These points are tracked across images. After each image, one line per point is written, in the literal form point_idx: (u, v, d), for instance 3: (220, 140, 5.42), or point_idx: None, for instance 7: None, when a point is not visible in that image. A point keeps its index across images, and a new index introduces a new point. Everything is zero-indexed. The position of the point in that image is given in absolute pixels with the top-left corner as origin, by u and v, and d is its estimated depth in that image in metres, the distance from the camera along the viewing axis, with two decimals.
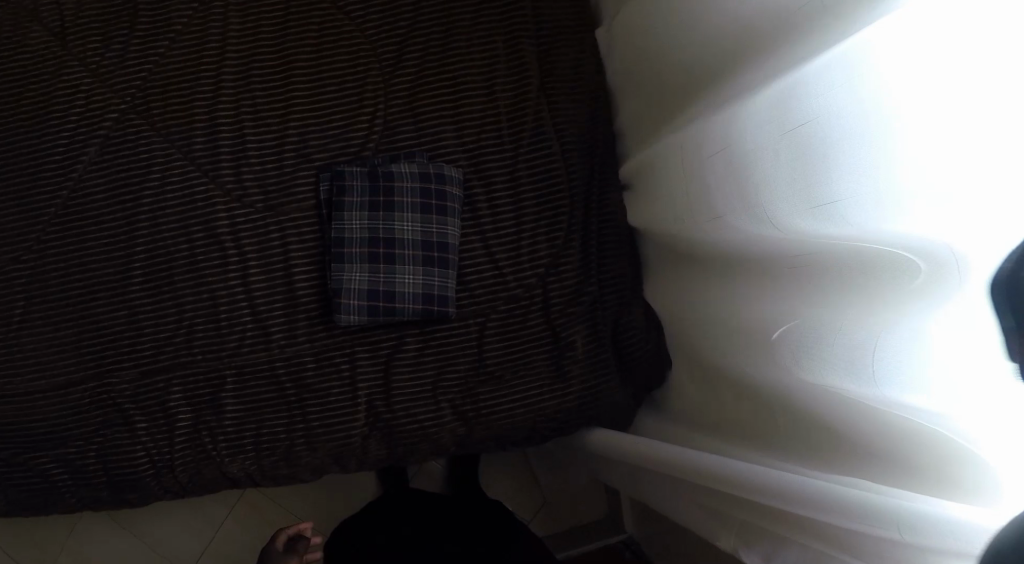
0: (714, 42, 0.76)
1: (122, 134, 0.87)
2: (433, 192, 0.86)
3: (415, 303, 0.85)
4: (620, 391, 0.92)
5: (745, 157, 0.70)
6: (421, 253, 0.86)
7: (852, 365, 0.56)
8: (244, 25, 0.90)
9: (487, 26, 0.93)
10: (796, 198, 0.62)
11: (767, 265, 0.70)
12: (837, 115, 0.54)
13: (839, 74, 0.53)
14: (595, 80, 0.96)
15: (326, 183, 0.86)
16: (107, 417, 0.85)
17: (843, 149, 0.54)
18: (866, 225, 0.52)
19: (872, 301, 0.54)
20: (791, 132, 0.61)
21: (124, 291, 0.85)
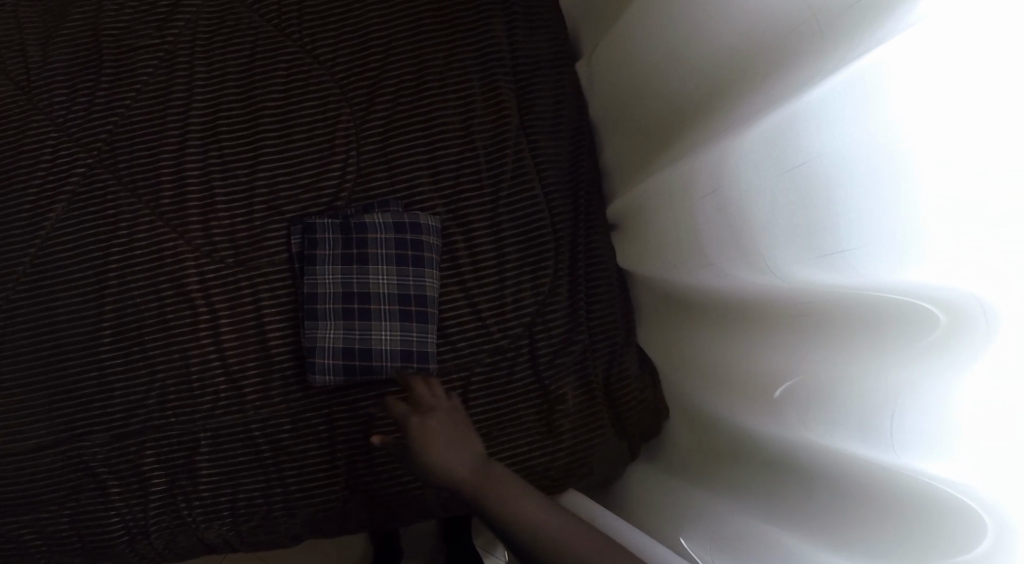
0: (702, 72, 0.71)
1: (89, 188, 0.85)
2: (409, 243, 0.83)
3: (393, 359, 0.81)
4: (613, 445, 0.88)
5: (731, 200, 0.65)
6: (398, 306, 0.83)
7: (859, 423, 0.53)
8: (210, 74, 0.89)
9: (461, 64, 0.89)
10: (794, 243, 0.57)
11: (762, 314, 0.66)
12: (842, 150, 0.50)
13: (844, 104, 0.50)
14: (576, 115, 0.92)
15: (298, 236, 0.84)
16: (78, 484, 0.82)
17: (851, 189, 0.50)
18: (878, 274, 0.49)
19: (878, 353, 0.52)
20: (787, 170, 0.57)
21: (94, 351, 0.83)
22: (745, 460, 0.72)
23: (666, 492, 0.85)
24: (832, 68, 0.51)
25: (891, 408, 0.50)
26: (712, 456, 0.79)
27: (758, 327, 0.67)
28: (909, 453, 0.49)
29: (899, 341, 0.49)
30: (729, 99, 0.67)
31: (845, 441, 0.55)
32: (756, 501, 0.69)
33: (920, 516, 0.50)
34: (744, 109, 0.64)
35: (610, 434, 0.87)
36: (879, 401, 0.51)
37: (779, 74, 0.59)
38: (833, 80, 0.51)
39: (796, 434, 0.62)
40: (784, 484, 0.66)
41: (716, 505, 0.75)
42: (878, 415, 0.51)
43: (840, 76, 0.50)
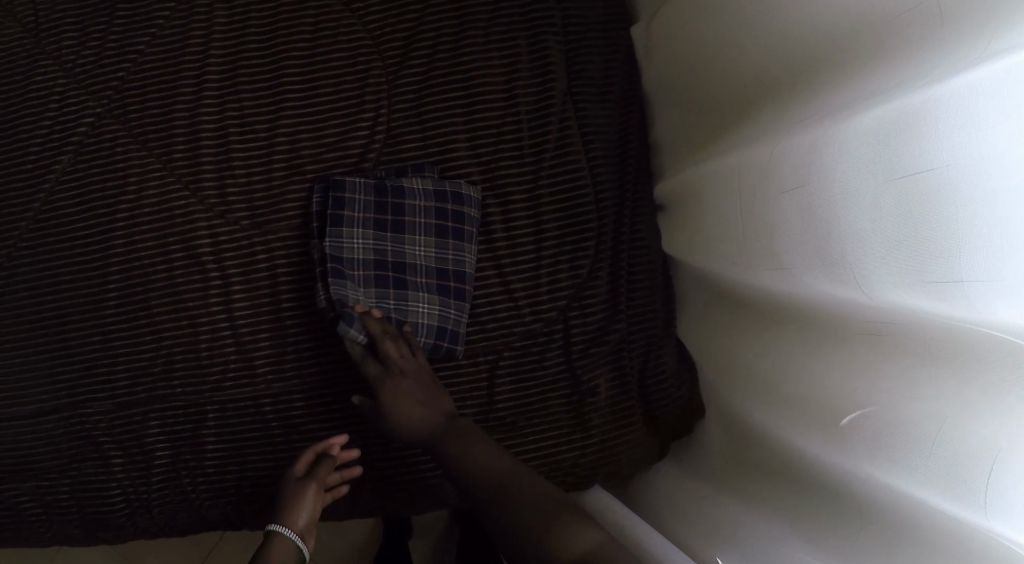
0: (786, 47, 0.64)
1: (97, 139, 0.80)
2: (450, 214, 0.77)
3: (428, 335, 0.76)
4: (645, 442, 0.82)
5: (810, 201, 0.59)
6: (436, 281, 0.77)
7: (953, 467, 0.50)
8: (231, 21, 0.83)
9: (505, 20, 0.81)
10: (889, 260, 0.52)
11: (832, 329, 0.60)
12: (970, 164, 0.44)
13: (982, 109, 0.44)
14: (626, 83, 0.84)
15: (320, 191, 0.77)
16: (77, 452, 0.77)
17: (975, 211, 0.45)
18: (993, 311, 0.45)
19: (981, 394, 0.48)
20: (891, 177, 0.50)
21: (98, 313, 0.78)
22: (789, 480, 0.68)
23: (698, 503, 0.79)
24: (963, 65, 0.45)
25: (995, 455, 0.47)
26: (750, 470, 0.73)
27: (826, 343, 0.62)
28: (1006, 507, 0.46)
29: (1009, 386, 0.45)
30: (820, 81, 0.60)
31: (931, 480, 0.52)
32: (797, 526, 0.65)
33: None
34: (840, 96, 0.57)
35: (643, 429, 0.81)
36: (981, 447, 0.48)
37: (886, 59, 0.53)
38: (971, 79, 0.44)
39: (863, 465, 0.57)
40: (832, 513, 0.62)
41: (755, 525, 0.70)
42: (977, 460, 0.48)
43: (980, 76, 0.44)
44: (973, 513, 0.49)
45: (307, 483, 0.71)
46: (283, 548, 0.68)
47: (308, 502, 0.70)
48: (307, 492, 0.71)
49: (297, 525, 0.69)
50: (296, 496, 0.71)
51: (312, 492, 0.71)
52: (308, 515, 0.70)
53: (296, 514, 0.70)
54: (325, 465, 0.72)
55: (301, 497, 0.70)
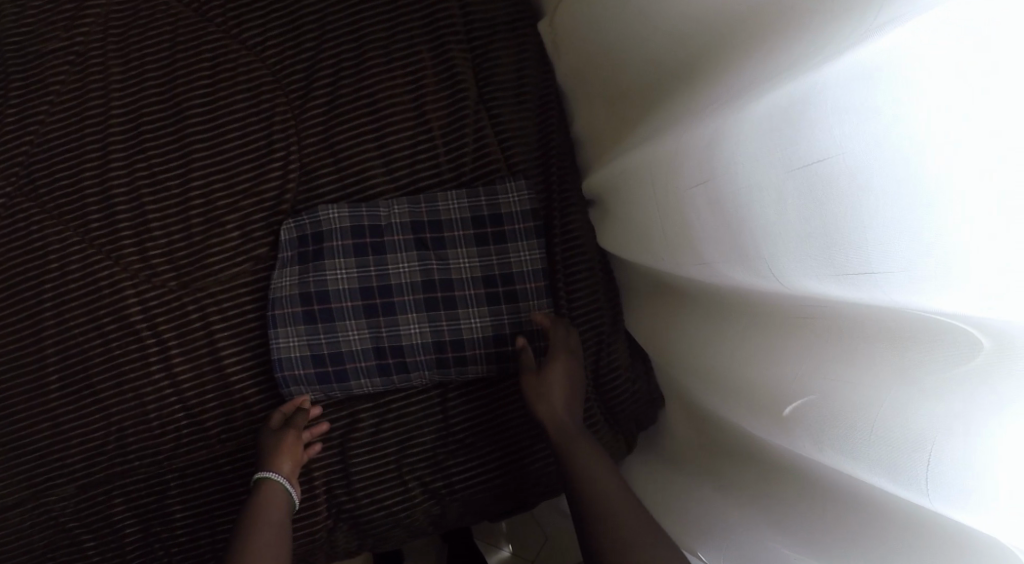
0: (686, 31, 0.62)
1: (11, 220, 0.78)
2: (490, 236, 0.77)
3: (484, 348, 0.76)
4: (609, 443, 0.81)
5: (722, 196, 0.57)
6: (485, 289, 0.77)
7: (889, 450, 0.49)
8: (127, 77, 0.80)
9: (406, 35, 0.79)
10: (800, 251, 0.50)
11: (772, 317, 0.60)
12: (859, 148, 0.43)
13: (866, 89, 0.41)
14: (539, 79, 0.81)
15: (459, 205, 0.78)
16: (47, 541, 0.76)
17: (872, 198, 0.43)
18: (904, 298, 0.44)
19: (908, 373, 0.48)
20: (792, 165, 0.49)
21: (42, 398, 0.76)
22: (756, 466, 0.68)
23: (676, 494, 0.79)
24: (848, 49, 0.43)
25: (931, 436, 0.46)
26: (717, 459, 0.73)
27: (766, 330, 0.61)
28: (943, 486, 0.46)
29: (934, 362, 0.46)
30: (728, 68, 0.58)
31: (870, 464, 0.51)
32: (764, 507, 0.66)
33: (958, 538, 0.48)
34: (744, 84, 0.55)
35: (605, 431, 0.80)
36: (913, 430, 0.47)
37: (786, 45, 0.51)
38: (851, 59, 0.42)
39: (813, 451, 0.57)
40: (794, 491, 0.63)
41: (731, 515, 0.70)
42: (912, 443, 0.48)
43: (858, 55, 0.42)
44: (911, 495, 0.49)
45: (286, 434, 0.72)
46: (271, 493, 0.69)
47: (289, 451, 0.72)
48: (286, 443, 0.72)
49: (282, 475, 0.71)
50: (277, 449, 0.71)
51: (291, 443, 0.72)
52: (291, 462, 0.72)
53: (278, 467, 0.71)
54: (302, 417, 0.73)
55: (281, 449, 0.71)
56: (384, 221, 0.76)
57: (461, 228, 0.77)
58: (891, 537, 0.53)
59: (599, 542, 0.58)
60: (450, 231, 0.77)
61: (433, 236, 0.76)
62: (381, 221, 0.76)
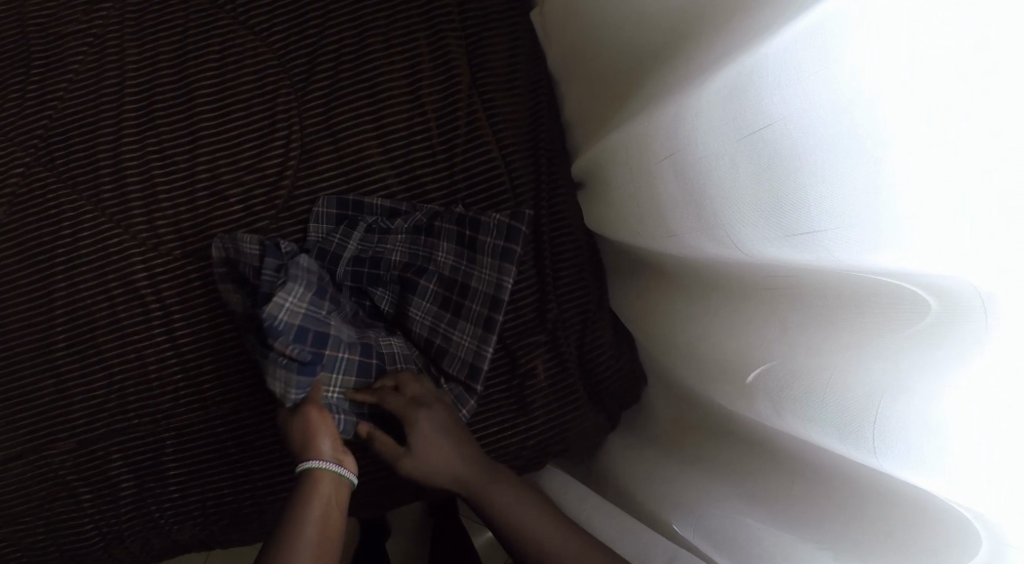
0: (664, 14, 0.64)
1: (28, 189, 0.83)
2: (467, 241, 0.78)
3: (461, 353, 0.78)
4: (592, 418, 0.83)
5: (694, 167, 0.59)
6: (443, 290, 0.80)
7: (842, 418, 0.50)
8: (142, 57, 0.85)
9: (404, 21, 0.82)
10: (758, 217, 0.53)
11: (754, 292, 0.61)
12: (805, 114, 0.45)
13: (810, 59, 0.44)
14: (532, 67, 0.84)
15: (295, 301, 0.68)
16: (49, 493, 0.80)
17: (816, 161, 0.45)
18: (847, 257, 0.46)
19: (862, 338, 0.49)
20: (750, 135, 0.51)
21: (49, 357, 0.81)
22: (739, 445, 0.68)
23: (653, 473, 0.80)
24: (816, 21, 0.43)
25: (878, 399, 0.47)
26: (698, 437, 0.75)
27: (747, 308, 0.62)
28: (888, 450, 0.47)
29: (886, 324, 0.47)
30: (703, 51, 0.59)
31: (822, 430, 0.53)
32: (735, 479, 0.68)
33: (909, 506, 0.50)
34: (714, 64, 0.56)
35: (586, 407, 0.82)
36: (866, 394, 0.48)
37: (759, 19, 0.51)
38: (793, 32, 0.45)
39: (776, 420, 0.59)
40: (765, 464, 0.64)
41: (705, 490, 0.72)
42: (861, 408, 0.49)
43: (799, 29, 0.44)
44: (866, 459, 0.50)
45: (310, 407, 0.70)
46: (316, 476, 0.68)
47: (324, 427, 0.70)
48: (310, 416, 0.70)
49: (325, 453, 0.69)
50: (308, 425, 0.70)
51: (315, 413, 0.70)
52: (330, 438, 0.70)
53: (314, 445, 0.69)
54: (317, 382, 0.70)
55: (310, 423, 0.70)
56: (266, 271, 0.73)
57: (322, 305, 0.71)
58: (860, 518, 0.54)
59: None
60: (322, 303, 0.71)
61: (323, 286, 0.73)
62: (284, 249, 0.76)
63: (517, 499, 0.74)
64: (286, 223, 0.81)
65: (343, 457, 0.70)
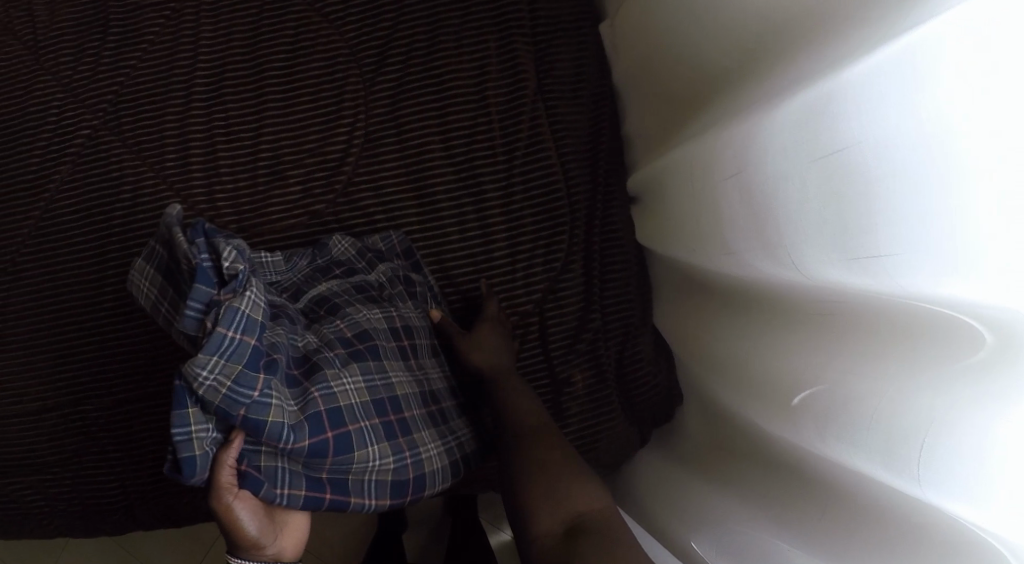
0: (737, 38, 0.65)
1: (94, 150, 0.85)
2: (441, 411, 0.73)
3: (440, 449, 0.70)
4: (624, 431, 0.83)
5: (760, 187, 0.60)
6: (426, 411, 0.71)
7: (886, 442, 0.51)
8: (217, 33, 0.86)
9: (476, 22, 0.84)
10: (821, 240, 0.53)
11: (795, 311, 0.62)
12: (880, 140, 0.46)
13: (891, 86, 0.45)
14: (597, 81, 0.85)
15: (216, 378, 0.53)
16: (81, 447, 0.81)
17: (888, 186, 0.46)
18: (911, 284, 0.47)
19: (912, 364, 0.50)
20: (820, 157, 0.52)
21: (96, 314, 0.82)
22: (768, 468, 0.68)
23: (680, 491, 0.80)
24: (886, 45, 0.45)
25: (927, 423, 0.48)
26: (727, 459, 0.74)
27: (789, 325, 0.63)
28: (932, 476, 0.47)
29: (935, 352, 0.48)
30: (774, 73, 0.60)
31: (862, 451, 0.53)
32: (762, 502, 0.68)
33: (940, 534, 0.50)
34: (785, 85, 0.57)
35: (620, 420, 0.82)
36: (913, 417, 0.49)
37: (829, 46, 0.52)
38: (874, 60, 0.46)
39: (816, 442, 0.59)
40: (795, 490, 0.64)
41: (730, 511, 0.71)
42: (909, 432, 0.49)
43: (878, 57, 0.45)
44: (905, 484, 0.50)
45: (229, 506, 0.59)
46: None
47: (246, 520, 0.60)
48: (232, 514, 0.59)
49: (263, 553, 0.62)
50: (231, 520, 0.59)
51: (237, 510, 0.59)
52: (255, 540, 0.61)
53: (241, 540, 0.60)
54: (228, 475, 0.58)
55: (233, 520, 0.59)
56: (202, 308, 0.54)
57: (251, 392, 0.54)
58: (874, 534, 0.55)
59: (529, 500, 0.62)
60: (252, 391, 0.54)
61: (264, 357, 0.55)
62: (241, 284, 0.55)
63: (547, 453, 0.65)
64: (342, 208, 0.82)
65: (280, 548, 0.63)
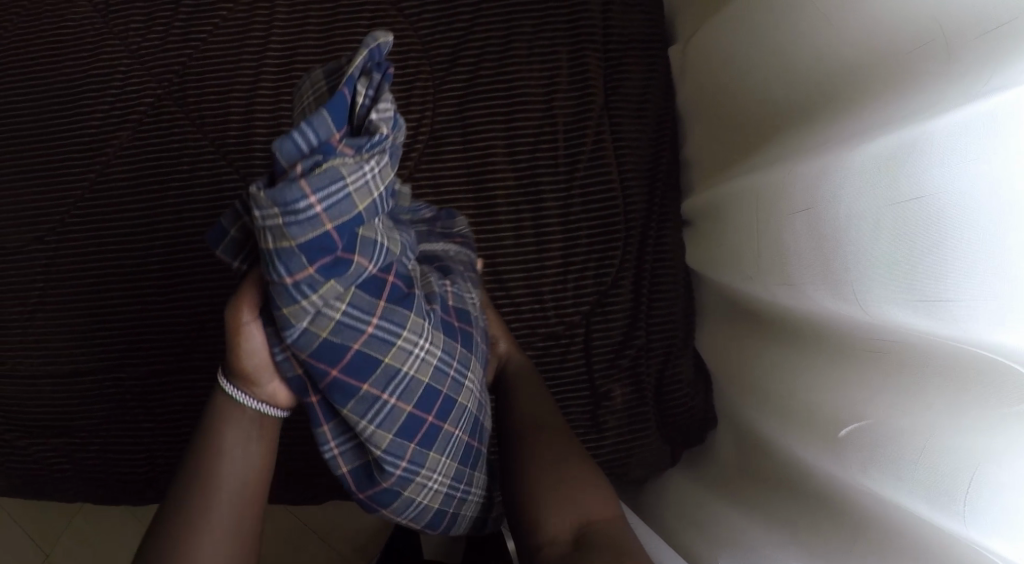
0: (805, 77, 0.67)
1: (156, 119, 0.85)
2: (475, 452, 0.63)
3: (440, 487, 0.60)
4: (657, 448, 0.84)
5: (828, 223, 0.61)
6: (468, 439, 0.62)
7: (933, 481, 0.52)
8: (292, 16, 0.86)
9: (550, 34, 0.85)
10: (887, 280, 0.55)
11: (831, 342, 0.64)
12: (959, 190, 0.47)
13: (972, 139, 0.46)
14: (661, 103, 0.87)
15: (269, 225, 0.46)
16: (112, 414, 0.81)
17: (964, 235, 0.47)
18: (973, 331, 0.48)
19: (958, 410, 0.50)
20: (895, 199, 0.53)
21: (142, 282, 0.82)
22: (794, 496, 0.69)
23: (706, 512, 0.80)
24: (971, 100, 0.46)
25: (972, 466, 0.48)
26: (755, 484, 0.75)
27: (832, 359, 0.64)
28: (977, 518, 0.48)
29: (980, 399, 0.48)
30: (836, 113, 0.62)
31: (908, 489, 0.54)
32: (784, 530, 0.68)
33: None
34: (852, 127, 0.59)
35: (654, 438, 0.83)
36: (959, 459, 0.50)
37: (898, 91, 0.54)
38: (959, 114, 0.47)
39: (857, 476, 0.60)
40: (819, 521, 0.64)
41: (753, 533, 0.72)
42: (955, 473, 0.50)
43: (963, 111, 0.47)
44: (949, 523, 0.51)
45: (237, 336, 0.57)
46: (236, 417, 0.62)
47: (249, 357, 0.58)
48: (236, 346, 0.58)
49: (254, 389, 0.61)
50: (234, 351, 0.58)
51: (243, 346, 0.58)
52: (250, 374, 0.59)
53: (238, 372, 0.59)
54: (251, 304, 0.56)
55: (234, 352, 0.58)
56: (309, 146, 0.46)
57: (285, 274, 0.49)
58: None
59: (534, 499, 0.62)
60: (291, 274, 0.48)
61: (330, 258, 0.49)
62: (366, 153, 0.47)
63: (552, 454, 0.64)
64: None
65: (272, 395, 0.62)
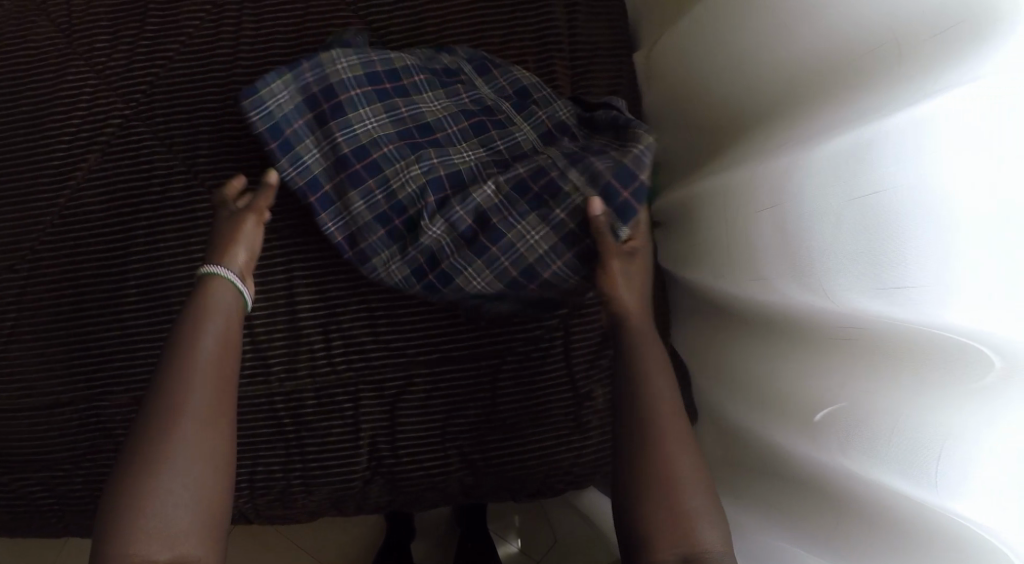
0: (763, 80, 0.70)
1: (124, 140, 0.84)
2: (432, 275, 0.77)
3: (397, 266, 0.77)
4: None
5: (791, 218, 0.64)
6: (426, 262, 0.76)
7: (906, 457, 0.55)
8: (259, 33, 0.86)
9: (516, 43, 0.87)
10: (849, 271, 0.57)
11: (796, 332, 0.66)
12: (915, 182, 0.50)
13: (925, 136, 0.50)
14: (629, 107, 0.89)
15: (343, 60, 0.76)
16: (93, 443, 0.79)
17: (920, 225, 0.50)
18: (932, 316, 0.50)
19: (927, 390, 0.53)
20: (853, 194, 0.56)
21: (118, 307, 0.81)
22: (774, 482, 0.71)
23: None
24: (923, 100, 0.50)
25: (942, 441, 0.52)
26: (738, 474, 0.77)
27: (802, 350, 0.66)
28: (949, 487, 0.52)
29: (948, 378, 0.52)
30: (793, 112, 0.65)
31: (882, 466, 0.57)
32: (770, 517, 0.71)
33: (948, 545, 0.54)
34: (808, 127, 0.62)
35: None
36: (930, 435, 0.53)
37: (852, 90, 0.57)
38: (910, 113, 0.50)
39: (833, 458, 0.62)
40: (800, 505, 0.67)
41: (742, 522, 0.74)
42: (926, 448, 0.53)
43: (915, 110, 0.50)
44: (921, 496, 0.54)
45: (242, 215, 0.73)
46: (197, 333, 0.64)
47: (245, 233, 0.72)
48: (240, 225, 0.72)
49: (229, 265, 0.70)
50: (231, 229, 0.72)
51: (247, 221, 0.72)
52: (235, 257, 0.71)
53: (228, 252, 0.70)
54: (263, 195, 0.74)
55: (234, 228, 0.72)
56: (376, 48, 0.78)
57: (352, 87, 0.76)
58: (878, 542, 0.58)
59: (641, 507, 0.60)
60: (344, 90, 0.75)
61: (380, 87, 0.77)
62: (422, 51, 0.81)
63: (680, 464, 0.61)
64: None
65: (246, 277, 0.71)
